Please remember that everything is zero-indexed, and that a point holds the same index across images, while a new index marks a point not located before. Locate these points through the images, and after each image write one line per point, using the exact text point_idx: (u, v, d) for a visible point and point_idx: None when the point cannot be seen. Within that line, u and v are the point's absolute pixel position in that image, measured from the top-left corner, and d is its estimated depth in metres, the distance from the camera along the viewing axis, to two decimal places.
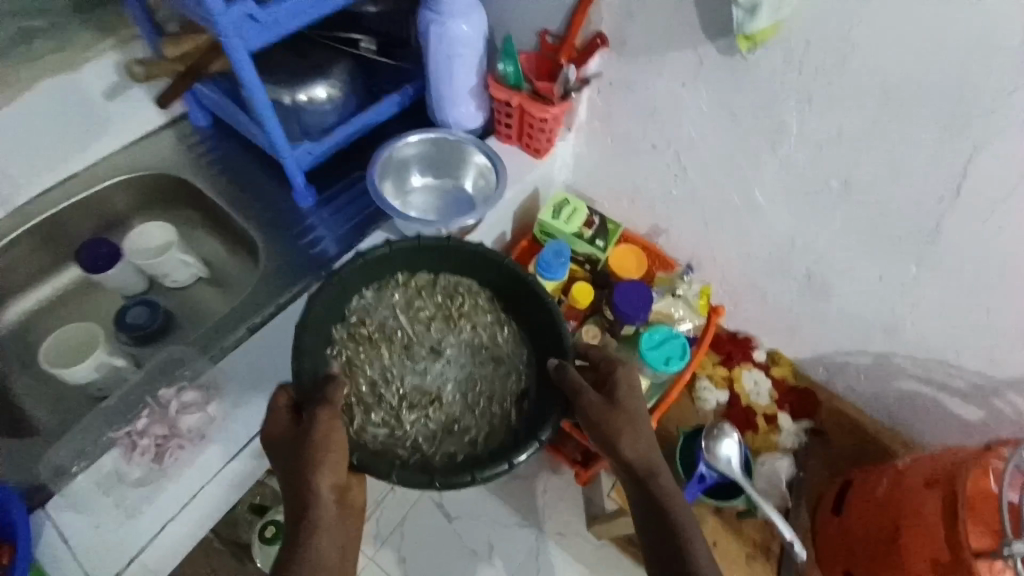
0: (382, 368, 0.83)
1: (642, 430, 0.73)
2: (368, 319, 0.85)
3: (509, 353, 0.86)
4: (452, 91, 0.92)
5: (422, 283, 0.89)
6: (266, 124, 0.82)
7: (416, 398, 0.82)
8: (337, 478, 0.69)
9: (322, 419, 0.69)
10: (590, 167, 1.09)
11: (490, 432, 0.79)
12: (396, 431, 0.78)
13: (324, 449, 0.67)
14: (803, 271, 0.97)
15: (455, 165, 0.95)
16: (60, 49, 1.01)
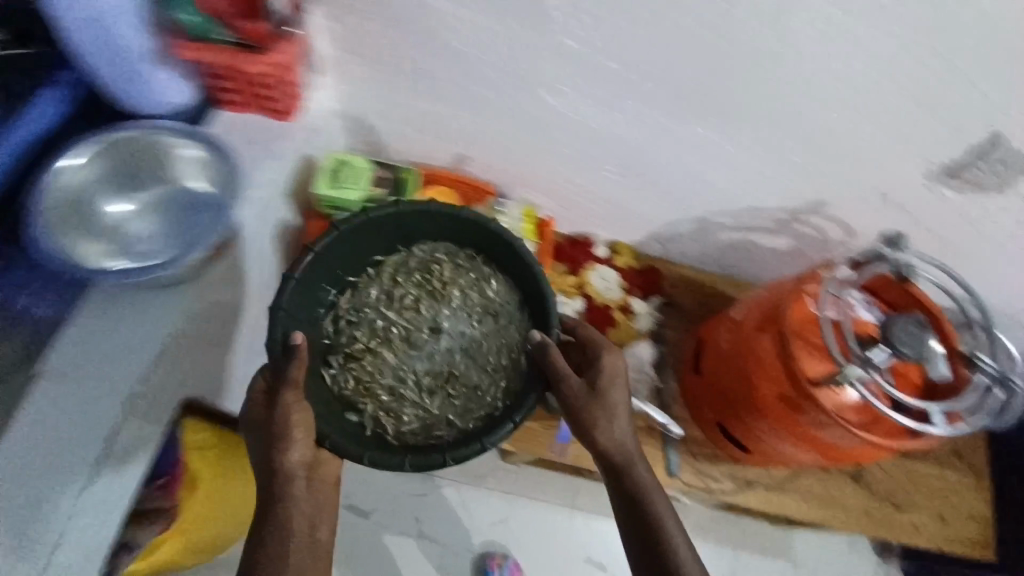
0: (395, 365, 0.88)
1: (621, 396, 0.80)
2: (363, 325, 0.89)
3: (502, 305, 0.90)
4: (129, 67, 0.70)
5: (395, 266, 0.91)
6: None
7: (428, 380, 0.89)
8: (302, 453, 0.76)
9: (289, 404, 0.75)
10: (361, 107, 0.92)
11: (502, 388, 0.87)
12: (428, 418, 0.87)
13: (287, 426, 0.74)
14: (613, 160, 0.93)
15: (161, 170, 0.75)
16: None
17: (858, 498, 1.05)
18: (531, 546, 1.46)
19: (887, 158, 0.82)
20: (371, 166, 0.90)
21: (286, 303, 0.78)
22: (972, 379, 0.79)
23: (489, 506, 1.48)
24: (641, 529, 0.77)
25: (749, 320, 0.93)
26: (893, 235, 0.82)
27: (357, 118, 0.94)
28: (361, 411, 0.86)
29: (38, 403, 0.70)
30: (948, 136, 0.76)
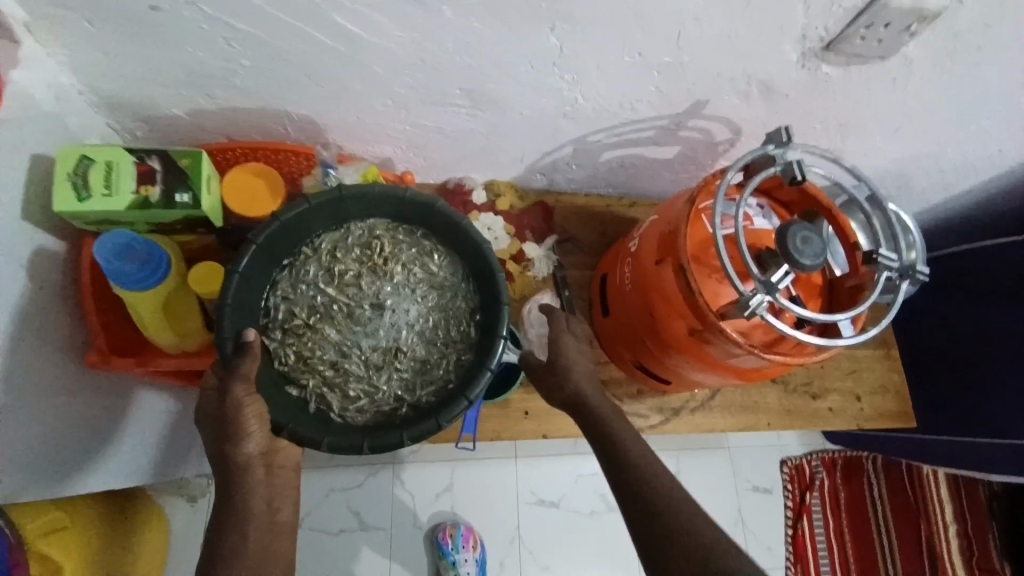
0: (337, 343, 0.73)
1: (576, 352, 0.79)
2: (298, 305, 0.73)
3: (451, 278, 0.76)
4: None
5: (332, 239, 0.75)
6: None
7: (375, 356, 0.73)
8: (260, 443, 0.65)
9: (242, 397, 0.63)
10: (102, 77, 0.67)
11: (458, 362, 0.73)
12: (372, 395, 0.72)
13: (241, 420, 0.63)
14: (456, 90, 0.75)
15: None
16: None
17: (776, 395, 1.06)
18: (482, 505, 1.42)
19: (766, 41, 0.70)
20: (132, 157, 0.67)
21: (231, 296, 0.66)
22: (875, 275, 0.73)
23: (428, 478, 1.41)
24: (636, 445, 0.71)
25: (646, 251, 0.84)
26: (778, 129, 0.73)
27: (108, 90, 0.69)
28: (301, 393, 0.71)
29: None
30: (827, 5, 0.65)
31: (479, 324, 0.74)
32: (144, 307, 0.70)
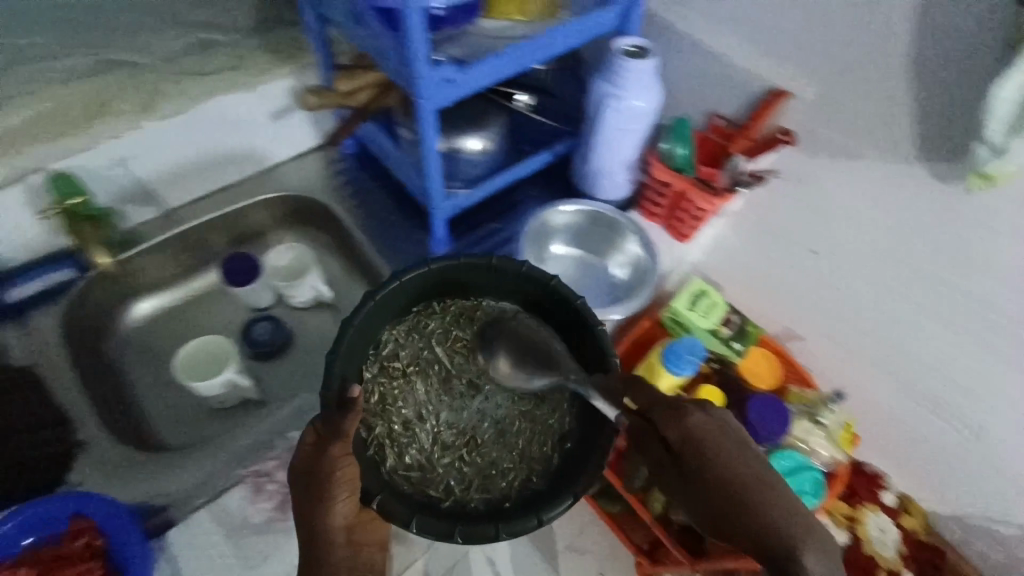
0: (420, 403, 0.71)
1: (713, 457, 0.52)
2: (406, 352, 0.71)
3: (556, 391, 0.70)
4: (607, 163, 0.87)
5: (462, 305, 0.72)
6: (428, 149, 0.72)
7: (427, 440, 0.68)
8: (345, 507, 0.57)
9: (337, 457, 0.55)
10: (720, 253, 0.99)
11: (527, 483, 0.64)
12: (429, 473, 0.66)
13: (332, 481, 0.55)
14: (965, 422, 0.79)
15: (606, 246, 0.85)
16: (234, 68, 0.81)
17: None
18: None
19: None
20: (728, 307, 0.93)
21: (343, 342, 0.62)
22: None
23: None
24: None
25: None
26: None
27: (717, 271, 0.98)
28: (368, 437, 0.65)
29: None
30: None
31: (567, 453, 0.64)
32: (656, 362, 0.89)
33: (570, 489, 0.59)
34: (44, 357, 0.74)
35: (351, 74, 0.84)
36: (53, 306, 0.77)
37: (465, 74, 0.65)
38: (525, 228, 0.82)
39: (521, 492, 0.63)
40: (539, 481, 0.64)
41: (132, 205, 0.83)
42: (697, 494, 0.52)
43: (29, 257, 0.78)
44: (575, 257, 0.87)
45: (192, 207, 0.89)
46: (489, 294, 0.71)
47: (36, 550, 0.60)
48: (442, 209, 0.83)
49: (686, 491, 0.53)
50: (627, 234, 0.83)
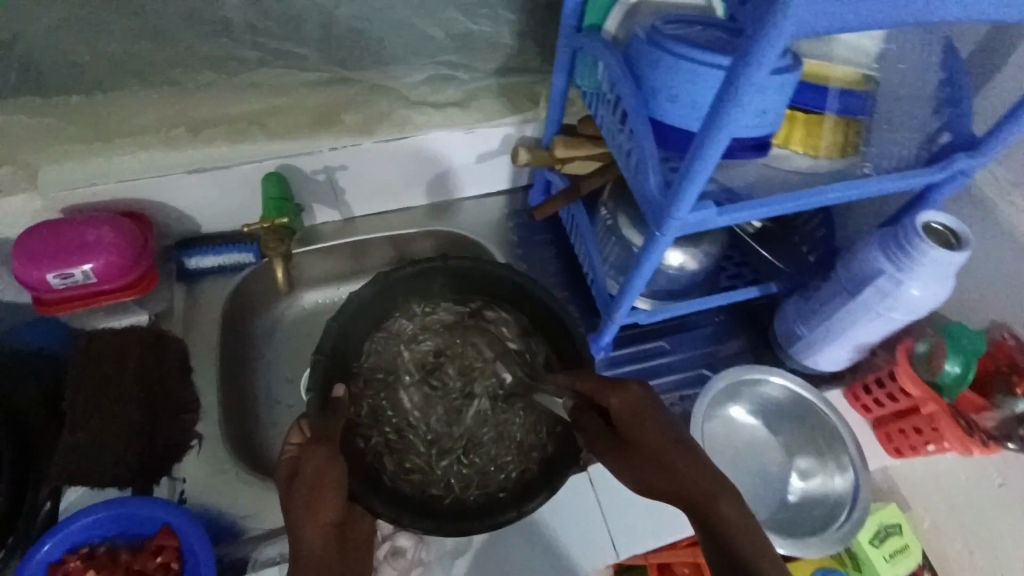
0: (409, 412, 0.72)
1: (647, 427, 0.54)
2: (382, 360, 0.73)
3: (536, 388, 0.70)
4: (834, 337, 0.70)
5: (446, 309, 0.74)
6: (639, 269, 0.60)
7: (419, 443, 0.70)
8: (336, 510, 0.51)
9: (321, 464, 0.52)
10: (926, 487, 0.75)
11: (526, 472, 0.64)
12: (429, 476, 0.67)
13: (322, 493, 0.51)
14: None
15: (791, 449, 0.68)
16: (462, 106, 0.77)
17: None
18: None
19: None
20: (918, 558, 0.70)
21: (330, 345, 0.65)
22: None
23: None
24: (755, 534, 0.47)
25: None
26: None
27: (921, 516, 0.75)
28: (365, 447, 0.65)
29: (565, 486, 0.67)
30: None
31: (559, 447, 0.64)
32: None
33: (549, 485, 0.59)
34: (197, 331, 0.75)
35: (574, 141, 0.75)
36: (225, 279, 0.79)
37: (723, 217, 0.52)
38: (731, 372, 0.67)
39: (521, 480, 0.64)
40: (537, 464, 0.65)
41: (320, 206, 0.81)
42: (637, 464, 0.53)
43: (216, 230, 0.78)
44: (756, 431, 0.69)
45: (370, 220, 0.86)
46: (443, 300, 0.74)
47: (116, 552, 0.56)
48: (618, 322, 0.71)
49: (622, 459, 0.54)
50: (838, 461, 0.65)
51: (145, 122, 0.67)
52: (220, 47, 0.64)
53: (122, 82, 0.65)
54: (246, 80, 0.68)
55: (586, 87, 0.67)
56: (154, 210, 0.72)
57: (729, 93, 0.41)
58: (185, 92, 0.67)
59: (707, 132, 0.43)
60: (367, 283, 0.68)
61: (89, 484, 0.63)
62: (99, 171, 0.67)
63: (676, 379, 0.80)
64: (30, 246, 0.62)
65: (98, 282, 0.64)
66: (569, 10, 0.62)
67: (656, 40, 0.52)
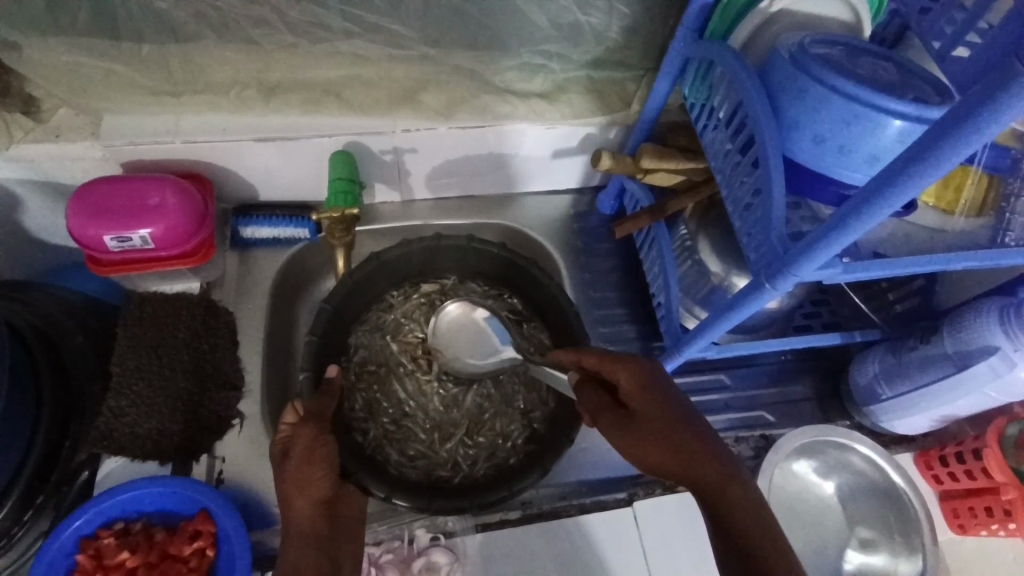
0: (404, 401, 0.71)
1: (656, 404, 0.51)
2: (370, 352, 0.72)
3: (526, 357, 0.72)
4: (923, 406, 0.64)
5: (426, 293, 0.73)
6: (728, 316, 0.54)
7: (420, 429, 0.69)
8: (325, 486, 0.52)
9: (313, 437, 0.53)
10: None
11: (531, 433, 0.69)
12: (434, 460, 0.68)
13: (315, 465, 0.52)
14: None
15: (856, 517, 0.64)
16: (548, 97, 0.70)
17: None
18: None
19: None
20: None
21: (320, 330, 0.65)
22: None
23: None
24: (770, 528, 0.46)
25: None
26: None
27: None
28: (364, 440, 0.67)
29: (609, 522, 0.64)
30: None
31: (555, 410, 0.68)
32: None
33: (541, 464, 0.62)
34: (245, 302, 0.72)
35: (663, 152, 0.68)
36: (277, 251, 0.75)
37: (848, 275, 0.47)
38: (812, 429, 0.65)
39: (527, 447, 0.68)
40: (541, 426, 0.69)
41: (380, 184, 0.77)
42: (647, 438, 0.50)
43: (272, 199, 0.74)
44: (820, 489, 0.66)
45: (429, 204, 0.81)
46: (423, 283, 0.74)
47: (151, 530, 0.55)
48: (687, 356, 0.64)
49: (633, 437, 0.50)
50: (909, 546, 0.61)
51: (215, 78, 0.62)
52: (308, 12, 0.57)
53: (196, 33, 0.57)
54: (323, 50, 0.61)
55: (694, 97, 0.60)
56: (214, 173, 0.69)
57: (916, 164, 0.35)
58: (260, 53, 0.60)
59: (880, 185, 0.37)
60: (359, 269, 0.67)
61: (130, 457, 0.62)
62: (166, 127, 0.63)
63: (736, 419, 0.74)
64: (89, 202, 0.59)
65: (155, 247, 0.62)
66: (694, 13, 0.55)
67: (806, 66, 0.45)
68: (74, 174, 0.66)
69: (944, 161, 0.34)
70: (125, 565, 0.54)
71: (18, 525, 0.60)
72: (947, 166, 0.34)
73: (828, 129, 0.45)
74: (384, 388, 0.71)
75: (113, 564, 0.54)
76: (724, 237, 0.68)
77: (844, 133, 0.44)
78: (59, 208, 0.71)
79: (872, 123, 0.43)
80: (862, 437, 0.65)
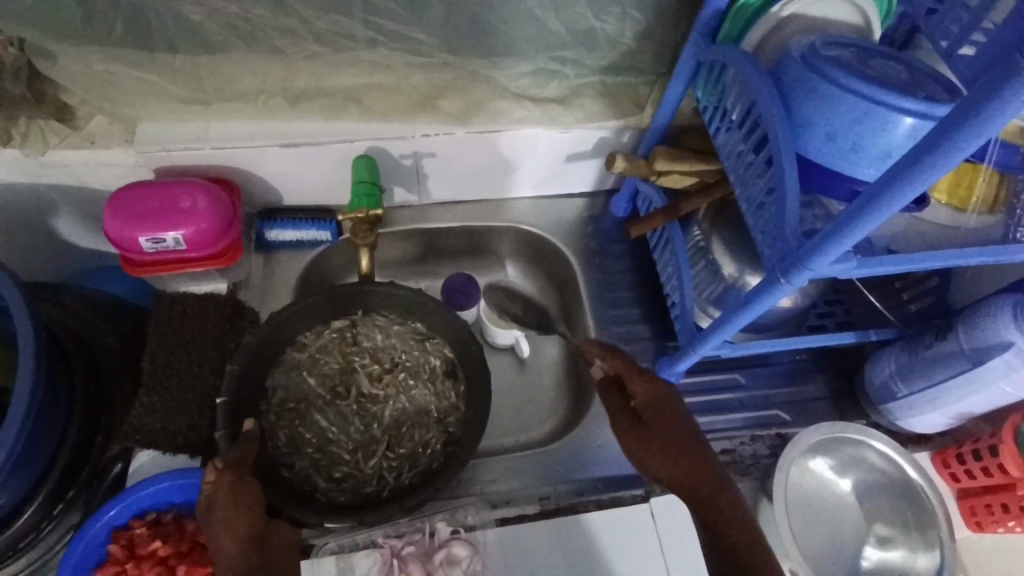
0: (327, 428, 0.70)
1: (666, 417, 0.58)
2: (288, 391, 0.70)
3: (434, 369, 0.73)
4: (939, 403, 0.64)
5: (337, 329, 0.73)
6: (743, 312, 0.55)
7: (344, 452, 0.69)
8: (251, 522, 0.54)
9: (233, 480, 0.55)
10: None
11: (446, 436, 0.69)
12: (360, 479, 0.68)
13: (240, 501, 0.54)
14: None
15: (873, 515, 0.64)
16: (562, 102, 0.71)
17: None
18: None
19: None
20: None
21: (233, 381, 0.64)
22: None
23: None
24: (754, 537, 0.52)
25: None
26: None
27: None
28: (290, 475, 0.67)
29: (628, 519, 0.64)
30: None
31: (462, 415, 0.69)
32: None
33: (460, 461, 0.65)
34: (270, 303, 0.75)
35: (676, 154, 0.69)
36: (300, 253, 0.77)
37: (861, 270, 0.48)
38: (828, 425, 0.65)
39: (447, 449, 0.68)
40: (456, 428, 0.69)
41: (399, 188, 0.79)
42: (653, 448, 0.57)
43: (296, 203, 0.77)
44: (836, 485, 0.66)
45: (446, 208, 0.83)
46: (331, 317, 0.72)
47: (182, 521, 0.58)
48: (701, 354, 0.66)
49: (641, 442, 0.57)
50: (923, 543, 0.62)
51: (244, 87, 0.64)
52: (334, 22, 0.59)
53: (227, 44, 0.60)
54: (347, 59, 0.64)
55: (706, 100, 0.61)
56: (241, 178, 0.72)
57: (924, 159, 0.36)
58: (286, 62, 0.63)
59: (890, 179, 0.38)
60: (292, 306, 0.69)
61: (163, 450, 0.64)
62: (197, 134, 0.66)
63: (751, 418, 0.74)
64: (126, 205, 0.62)
65: (186, 248, 0.64)
66: (706, 18, 0.57)
67: (818, 66, 0.47)
68: (108, 179, 0.69)
69: (953, 154, 0.35)
70: (157, 554, 0.56)
71: (49, 518, 0.62)
72: (957, 159, 0.35)
73: (841, 127, 0.46)
74: (304, 422, 0.70)
75: (146, 552, 0.56)
76: (737, 237, 0.69)
77: (855, 130, 0.45)
78: (93, 213, 0.74)
79: (881, 120, 0.44)
80: (878, 434, 0.65)
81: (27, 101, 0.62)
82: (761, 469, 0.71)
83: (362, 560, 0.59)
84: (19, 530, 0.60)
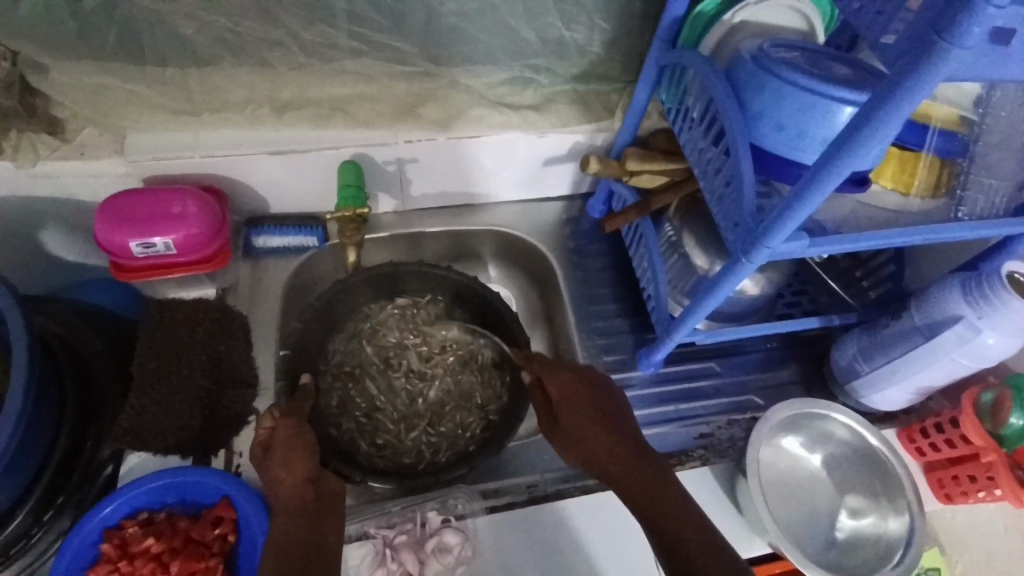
0: (376, 397, 0.76)
1: (572, 408, 0.63)
2: (346, 356, 0.77)
3: (485, 358, 0.78)
4: (900, 379, 0.68)
5: (400, 308, 0.80)
6: (711, 296, 0.59)
7: (389, 420, 0.75)
8: (308, 465, 0.57)
9: (292, 425, 0.59)
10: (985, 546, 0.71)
11: (485, 422, 0.74)
12: (399, 449, 0.73)
13: (299, 442, 0.58)
14: None
15: (843, 487, 0.68)
16: (538, 108, 0.75)
17: None
18: None
19: None
20: None
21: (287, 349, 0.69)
22: None
23: None
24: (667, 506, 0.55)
25: None
26: None
27: (968, 572, 0.69)
28: (337, 434, 0.73)
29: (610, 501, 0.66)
30: None
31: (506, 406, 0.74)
32: None
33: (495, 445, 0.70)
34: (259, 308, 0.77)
35: (645, 155, 0.74)
36: (287, 260, 0.79)
37: (814, 249, 0.52)
38: (796, 403, 0.68)
39: (484, 435, 0.73)
40: (497, 416, 0.74)
41: (384, 194, 0.82)
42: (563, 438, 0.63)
43: (282, 211, 0.79)
44: (807, 460, 0.69)
45: (430, 213, 0.86)
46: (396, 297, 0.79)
47: (174, 519, 0.58)
48: (676, 341, 0.69)
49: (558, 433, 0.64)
50: (893, 510, 0.65)
51: (232, 98, 0.67)
52: (319, 33, 0.63)
53: (216, 56, 0.63)
54: (332, 69, 0.67)
55: (670, 102, 0.66)
56: (228, 186, 0.74)
57: (856, 137, 0.40)
58: (273, 74, 0.66)
59: (829, 156, 0.42)
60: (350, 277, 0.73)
61: (153, 451, 0.65)
62: (186, 144, 0.69)
63: (728, 403, 0.78)
64: (116, 212, 0.64)
65: (176, 253, 0.66)
66: (666, 26, 0.62)
67: (766, 64, 0.51)
68: (97, 190, 0.71)
69: (879, 129, 0.39)
70: (150, 551, 0.56)
71: (39, 524, 0.62)
72: (884, 134, 0.39)
73: (789, 118, 0.50)
74: (355, 389, 0.76)
75: (138, 551, 0.56)
76: (706, 230, 0.73)
77: (802, 120, 0.50)
78: (81, 224, 0.75)
79: (825, 110, 0.49)
80: (843, 409, 0.68)
81: (19, 114, 0.64)
82: (739, 450, 0.74)
83: (357, 550, 0.61)
84: (10, 536, 0.60)
